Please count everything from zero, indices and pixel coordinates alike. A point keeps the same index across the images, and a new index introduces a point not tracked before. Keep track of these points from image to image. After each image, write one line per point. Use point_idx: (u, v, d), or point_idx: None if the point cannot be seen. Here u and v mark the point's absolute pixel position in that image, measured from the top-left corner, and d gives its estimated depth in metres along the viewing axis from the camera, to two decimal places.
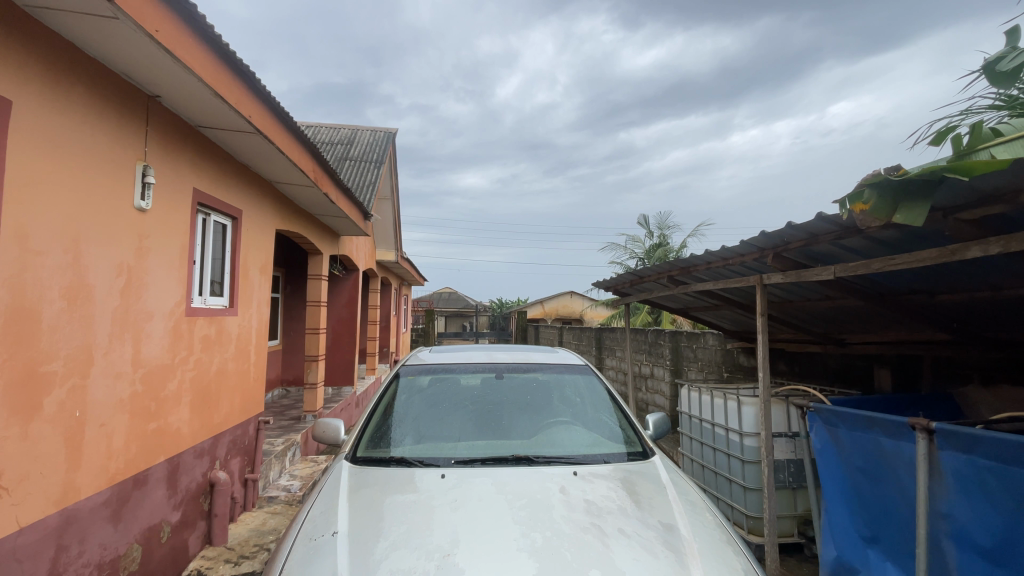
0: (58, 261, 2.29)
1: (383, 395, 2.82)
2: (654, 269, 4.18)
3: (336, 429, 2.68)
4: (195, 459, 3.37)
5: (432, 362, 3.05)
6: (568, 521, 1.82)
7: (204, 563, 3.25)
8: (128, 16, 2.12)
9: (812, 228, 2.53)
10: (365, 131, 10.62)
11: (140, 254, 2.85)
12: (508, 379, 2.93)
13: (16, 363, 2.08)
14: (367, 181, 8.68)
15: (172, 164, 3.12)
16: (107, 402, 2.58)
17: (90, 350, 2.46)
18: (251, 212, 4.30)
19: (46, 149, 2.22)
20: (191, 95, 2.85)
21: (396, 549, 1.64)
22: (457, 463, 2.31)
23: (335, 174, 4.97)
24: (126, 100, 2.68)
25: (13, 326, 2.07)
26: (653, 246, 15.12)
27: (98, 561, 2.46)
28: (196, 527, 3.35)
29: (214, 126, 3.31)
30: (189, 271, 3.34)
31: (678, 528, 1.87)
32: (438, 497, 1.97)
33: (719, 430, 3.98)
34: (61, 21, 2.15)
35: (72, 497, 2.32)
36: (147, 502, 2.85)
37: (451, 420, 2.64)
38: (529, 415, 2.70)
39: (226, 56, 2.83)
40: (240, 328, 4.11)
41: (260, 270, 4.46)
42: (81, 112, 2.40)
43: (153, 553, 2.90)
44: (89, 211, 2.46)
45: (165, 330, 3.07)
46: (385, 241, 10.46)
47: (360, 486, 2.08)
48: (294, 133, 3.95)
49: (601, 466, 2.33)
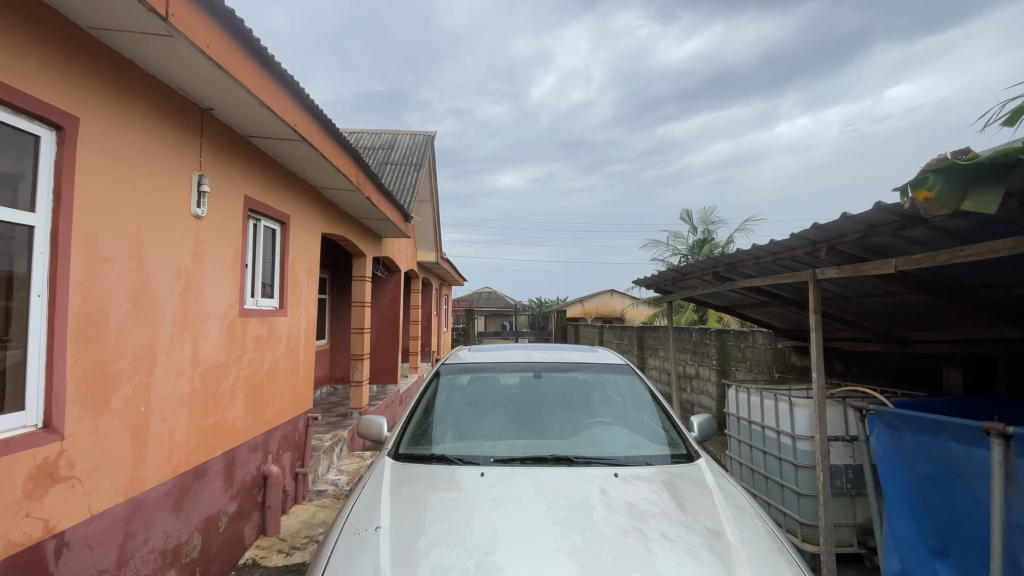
0: (124, 267, 2.45)
1: (424, 393, 2.86)
2: (699, 265, 4.03)
3: (379, 426, 2.75)
4: (250, 453, 3.54)
5: (471, 361, 3.07)
6: (609, 523, 1.79)
7: (259, 553, 3.42)
8: (181, 34, 2.25)
9: (869, 218, 2.37)
10: (405, 135, 10.85)
11: (197, 259, 3.02)
12: (547, 379, 2.91)
13: (87, 362, 2.25)
14: (407, 183, 8.87)
15: (225, 172, 3.29)
16: (168, 399, 2.74)
17: (152, 349, 2.63)
18: (299, 216, 4.47)
19: (112, 162, 2.39)
20: (240, 106, 2.99)
21: (436, 545, 1.65)
22: (497, 462, 2.31)
23: (376, 179, 5.10)
24: (182, 114, 2.85)
25: (85, 328, 2.24)
26: (696, 242, 14.72)
27: (162, 547, 2.63)
28: (251, 518, 3.52)
29: (262, 135, 3.46)
30: (242, 274, 3.51)
31: (725, 534, 1.80)
32: (477, 495, 1.98)
33: (770, 433, 3.81)
34: (122, 41, 2.31)
35: (138, 487, 2.49)
36: (205, 493, 3.00)
37: (490, 419, 2.64)
38: (569, 414, 2.68)
39: (272, 68, 2.96)
40: (291, 328, 4.30)
41: (307, 273, 4.64)
42: (142, 126, 2.57)
43: (212, 541, 3.07)
44: (150, 220, 2.62)
45: (221, 330, 3.24)
46: (425, 242, 10.65)
47: (402, 482, 2.12)
48: (338, 140, 4.09)
49: (643, 468, 2.28)
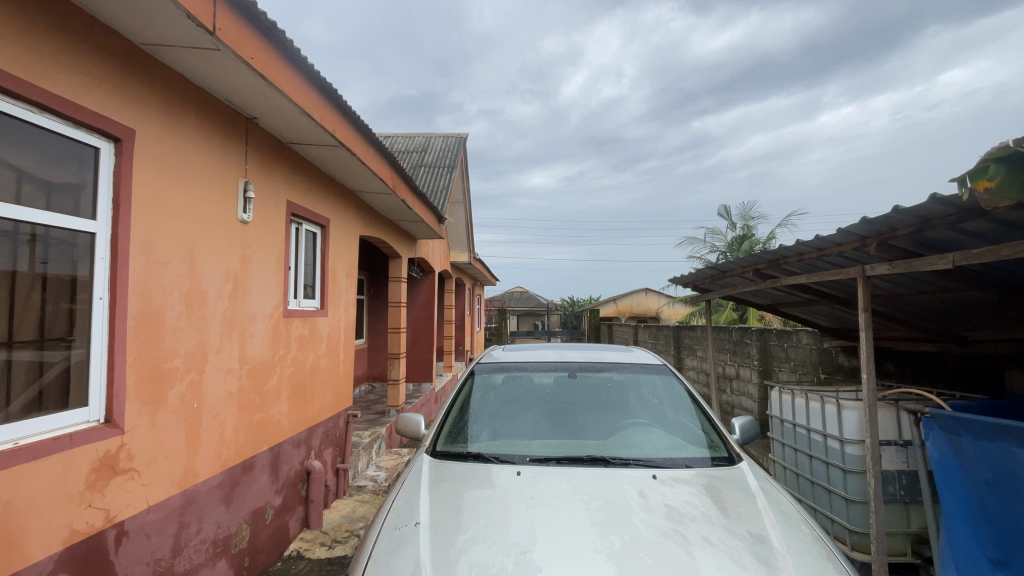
0: (177, 271, 2.59)
1: (460, 392, 2.89)
2: (738, 262, 3.92)
3: (416, 424, 2.80)
4: (294, 449, 3.67)
5: (505, 360, 3.09)
6: (648, 525, 1.76)
7: (303, 545, 3.55)
8: (227, 46, 2.35)
9: (923, 211, 2.25)
10: (438, 138, 10.99)
11: (244, 262, 3.15)
12: (582, 379, 2.89)
13: (145, 360, 2.38)
14: (441, 185, 8.99)
15: (269, 179, 3.42)
16: (219, 396, 2.88)
17: (204, 349, 2.76)
18: (338, 220, 4.60)
19: (165, 171, 2.52)
20: (282, 114, 3.11)
21: (474, 543, 1.67)
22: (532, 461, 2.31)
23: (411, 182, 5.19)
24: (228, 123, 2.98)
25: (142, 329, 2.37)
26: (735, 239, 14.31)
27: (214, 538, 2.76)
28: (295, 511, 3.65)
29: (303, 142, 3.58)
30: (285, 276, 3.64)
31: (770, 540, 1.75)
32: (514, 494, 1.99)
33: (815, 436, 3.66)
34: (173, 56, 2.44)
35: (191, 480, 2.63)
36: (253, 487, 3.14)
37: (525, 418, 2.65)
38: (605, 414, 2.66)
39: (312, 77, 3.05)
40: (331, 328, 4.43)
41: (345, 274, 4.77)
42: (192, 136, 2.70)
43: (259, 532, 3.20)
44: (200, 226, 2.75)
45: (266, 330, 3.38)
46: (458, 243, 10.77)
47: (440, 479, 2.15)
48: (374, 144, 4.18)
49: (682, 470, 2.24)
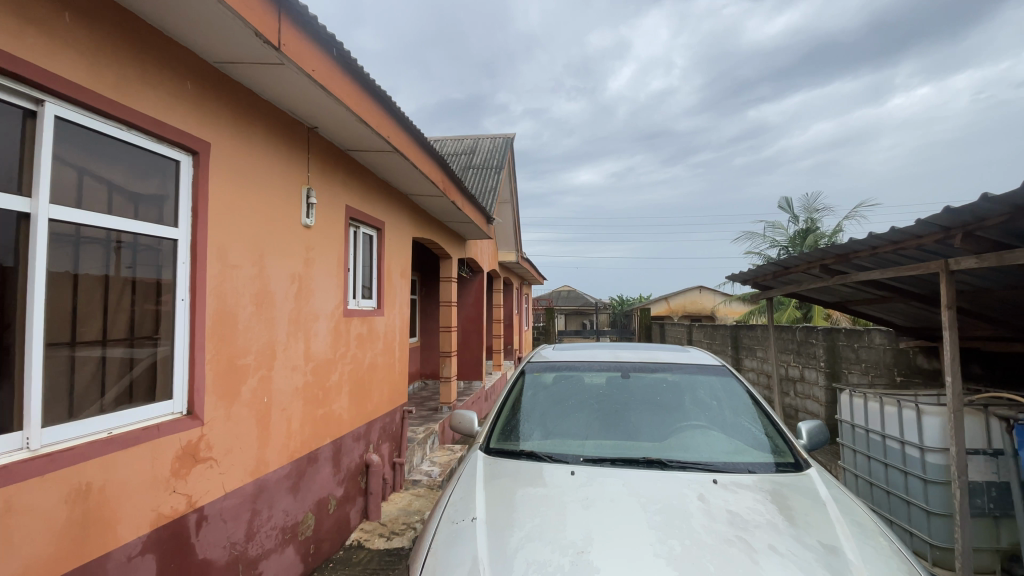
0: (248, 274, 2.77)
1: (512, 390, 2.91)
2: (803, 257, 3.71)
3: (469, 421, 2.85)
4: (354, 442, 3.83)
5: (556, 359, 3.08)
6: (710, 531, 1.71)
7: (363, 535, 3.70)
8: (291, 60, 2.49)
9: (1017, 199, 2.05)
10: (486, 139, 11.11)
11: (308, 264, 3.32)
12: (636, 379, 2.84)
13: (222, 356, 2.56)
14: (489, 186, 9.09)
15: (328, 184, 3.58)
16: (286, 391, 3.05)
17: (272, 346, 2.94)
18: (392, 222, 4.75)
19: (236, 181, 2.69)
20: (341, 122, 3.25)
21: (530, 540, 1.68)
22: (586, 461, 2.30)
23: (461, 183, 5.28)
24: (292, 133, 3.15)
25: (219, 327, 2.55)
26: (797, 233, 13.56)
27: (283, 525, 2.93)
28: (356, 502, 3.81)
29: (359, 148, 3.73)
30: (344, 277, 3.81)
31: (843, 551, 1.65)
32: (569, 494, 1.98)
33: (891, 444, 3.41)
34: (243, 72, 2.60)
35: (262, 469, 2.80)
36: (317, 478, 3.30)
37: (578, 418, 2.63)
38: (660, 416, 2.60)
39: (368, 85, 3.17)
40: (387, 327, 4.59)
41: (400, 275, 4.92)
42: (260, 147, 2.87)
43: (323, 521, 3.36)
44: (268, 231, 2.93)
45: (328, 329, 3.54)
46: (506, 243, 10.84)
47: (495, 476, 2.18)
48: (426, 148, 4.29)
49: (744, 475, 2.15)
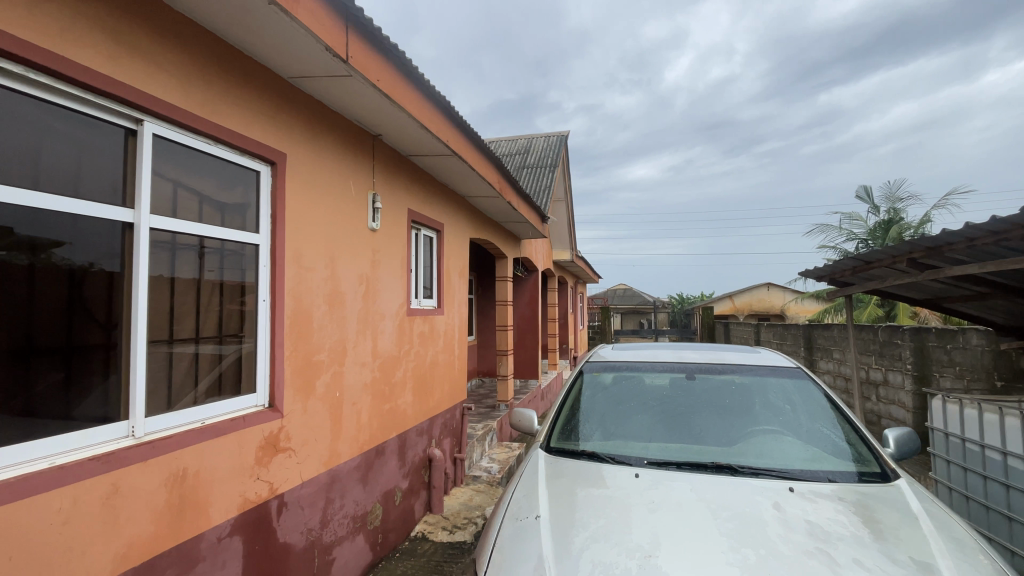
0: (321, 276, 2.94)
1: (571, 389, 2.90)
2: (886, 251, 3.43)
3: (529, 419, 2.87)
4: (418, 437, 3.97)
5: (616, 359, 3.03)
6: (787, 541, 1.63)
7: (427, 528, 3.83)
8: (358, 72, 2.61)
9: None
10: (540, 138, 11.12)
11: (374, 266, 3.47)
12: (702, 381, 2.74)
13: (299, 353, 2.74)
14: (544, 185, 9.10)
15: (392, 189, 3.73)
16: (356, 386, 3.20)
17: (343, 344, 3.10)
18: (450, 224, 4.87)
19: (309, 188, 2.87)
20: (403, 129, 3.37)
21: (595, 542, 1.67)
22: (651, 464, 2.25)
23: (517, 184, 5.32)
24: (358, 142, 3.30)
25: (296, 326, 2.73)
26: (877, 225, 12.55)
27: (353, 513, 3.09)
28: (420, 495, 3.94)
29: (420, 153, 3.85)
30: (407, 278, 3.94)
31: (940, 571, 1.52)
32: (633, 496, 1.95)
33: (993, 455, 3.09)
34: (314, 86, 2.77)
35: (335, 460, 2.96)
36: (384, 470, 3.45)
37: (641, 419, 2.58)
38: (729, 419, 2.49)
39: (428, 91, 3.27)
40: (447, 326, 4.70)
41: (458, 275, 5.03)
42: (330, 155, 3.04)
43: (390, 512, 3.51)
44: (338, 235, 3.09)
45: (393, 327, 3.69)
46: (560, 242, 10.79)
47: (556, 476, 2.18)
48: (483, 150, 4.36)
49: (823, 484, 2.03)
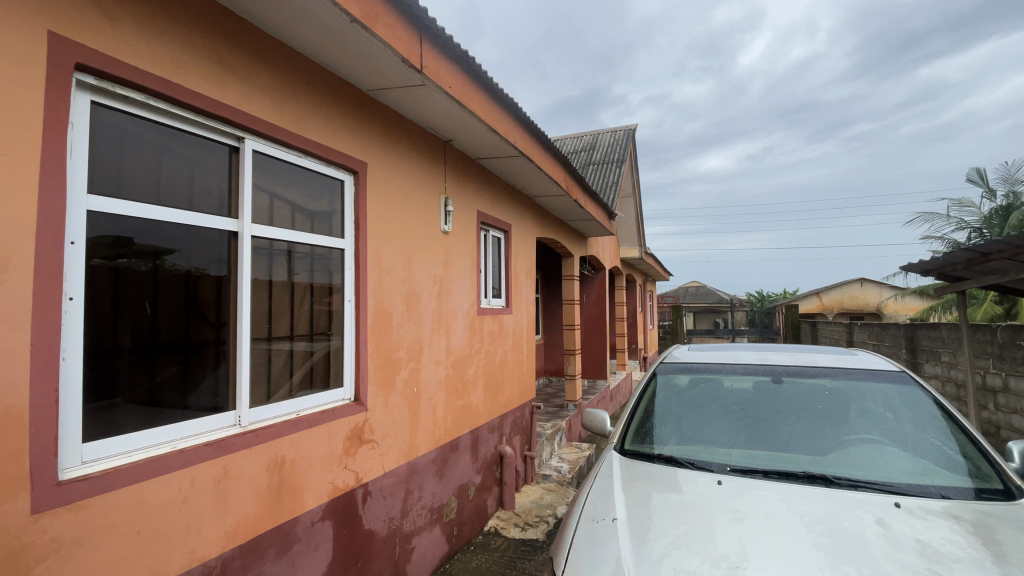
0: (399, 277, 3.08)
1: (645, 391, 2.83)
2: (1009, 241, 3.03)
3: (601, 420, 2.83)
4: (489, 434, 4.05)
5: (692, 361, 2.92)
6: (893, 561, 1.49)
7: (500, 523, 3.90)
8: (431, 81, 2.71)
9: None
10: (605, 133, 10.93)
11: (446, 267, 3.59)
12: (789, 384, 2.56)
13: (380, 350, 2.89)
14: (610, 181, 8.95)
15: (462, 192, 3.83)
16: (431, 383, 3.33)
17: (419, 342, 3.23)
18: (518, 224, 4.92)
19: (387, 194, 3.01)
20: (472, 133, 3.45)
21: (677, 549, 1.62)
22: (734, 471, 2.15)
23: (584, 181, 5.27)
24: (430, 147, 3.43)
25: (377, 325, 2.88)
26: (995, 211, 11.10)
27: (430, 505, 3.21)
28: (492, 491, 4.02)
29: (489, 156, 3.92)
30: (477, 278, 4.03)
31: None
32: (716, 504, 1.87)
33: None
34: (390, 96, 2.90)
35: (413, 453, 3.10)
36: (458, 465, 3.55)
37: (721, 424, 2.47)
38: (821, 426, 2.32)
39: (497, 94, 3.32)
40: (516, 325, 4.76)
41: (526, 274, 5.07)
42: (405, 161, 3.17)
43: (465, 506, 3.61)
44: (413, 238, 3.22)
45: (465, 326, 3.79)
46: (628, 239, 10.55)
47: (633, 479, 2.14)
48: (550, 149, 4.35)
49: (935, 501, 1.84)
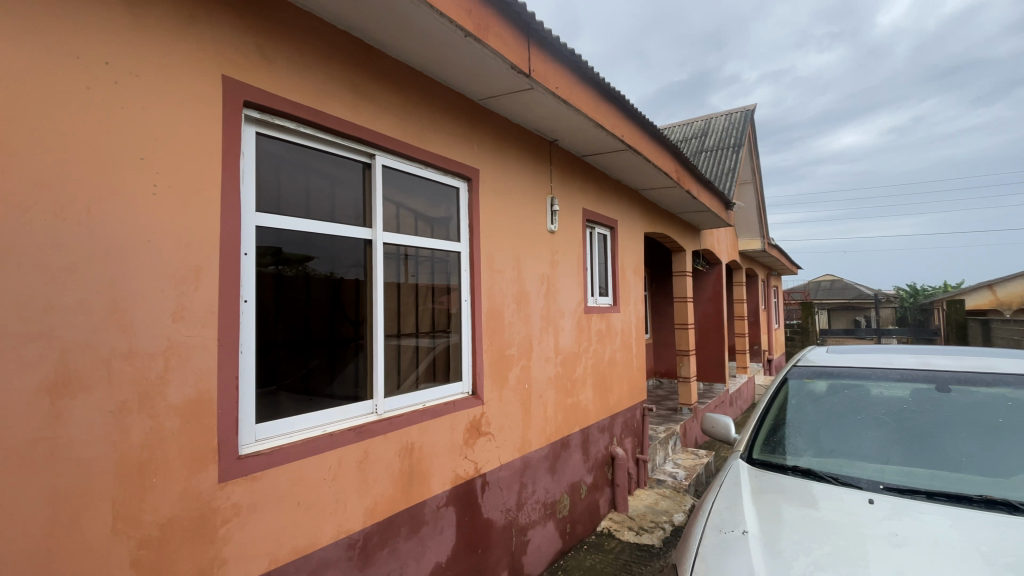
0: (510, 277, 3.18)
1: (773, 396, 2.60)
2: None
3: (724, 425, 2.66)
4: (600, 434, 4.01)
5: (829, 364, 2.62)
6: None
7: (613, 525, 3.85)
8: (539, 83, 2.75)
9: None
10: (720, 117, 10.19)
11: (554, 266, 3.63)
12: (959, 394, 2.19)
13: (494, 347, 3.01)
14: (726, 168, 8.33)
15: (568, 191, 3.84)
16: (542, 380, 3.39)
17: (530, 340, 3.31)
18: (625, 219, 4.80)
19: (498, 197, 3.13)
20: (579, 131, 3.44)
21: (821, 570, 1.48)
22: (887, 490, 1.89)
23: (696, 171, 4.98)
24: (537, 149, 3.48)
25: (491, 323, 3.01)
26: None
27: (544, 500, 3.28)
28: (604, 492, 3.98)
29: (595, 152, 3.88)
30: (585, 276, 4.02)
31: None
32: (867, 525, 1.66)
33: None
34: (500, 103, 3.01)
35: (527, 448, 3.18)
36: (570, 463, 3.58)
37: (868, 435, 2.18)
38: (1004, 444, 1.95)
39: (604, 89, 3.28)
40: (624, 324, 4.65)
41: (634, 271, 4.92)
42: (513, 165, 3.27)
43: (577, 504, 3.62)
44: (523, 238, 3.31)
45: (573, 325, 3.80)
46: (747, 230, 9.73)
47: (763, 490, 1.98)
48: (659, 140, 4.18)
49: None
